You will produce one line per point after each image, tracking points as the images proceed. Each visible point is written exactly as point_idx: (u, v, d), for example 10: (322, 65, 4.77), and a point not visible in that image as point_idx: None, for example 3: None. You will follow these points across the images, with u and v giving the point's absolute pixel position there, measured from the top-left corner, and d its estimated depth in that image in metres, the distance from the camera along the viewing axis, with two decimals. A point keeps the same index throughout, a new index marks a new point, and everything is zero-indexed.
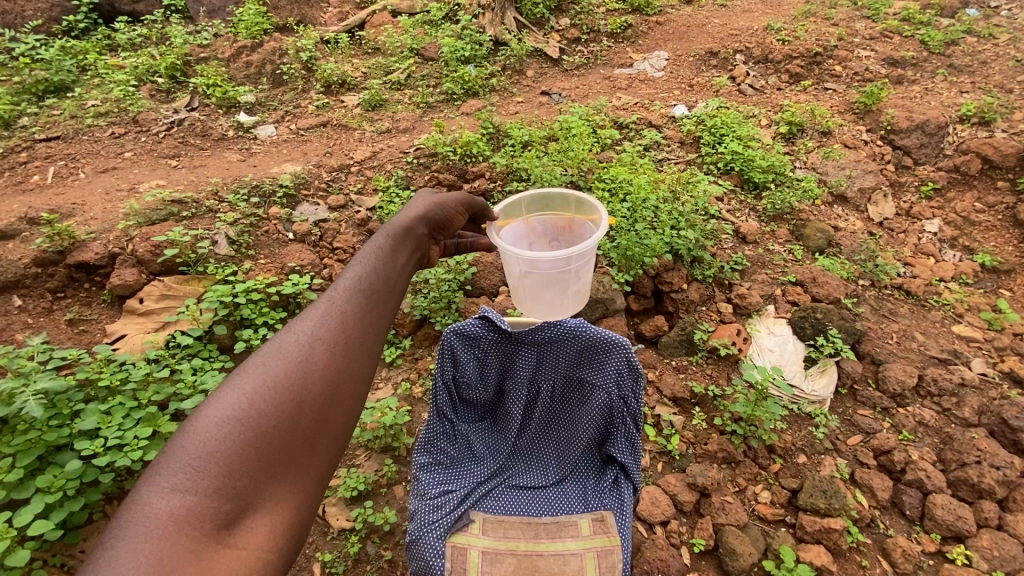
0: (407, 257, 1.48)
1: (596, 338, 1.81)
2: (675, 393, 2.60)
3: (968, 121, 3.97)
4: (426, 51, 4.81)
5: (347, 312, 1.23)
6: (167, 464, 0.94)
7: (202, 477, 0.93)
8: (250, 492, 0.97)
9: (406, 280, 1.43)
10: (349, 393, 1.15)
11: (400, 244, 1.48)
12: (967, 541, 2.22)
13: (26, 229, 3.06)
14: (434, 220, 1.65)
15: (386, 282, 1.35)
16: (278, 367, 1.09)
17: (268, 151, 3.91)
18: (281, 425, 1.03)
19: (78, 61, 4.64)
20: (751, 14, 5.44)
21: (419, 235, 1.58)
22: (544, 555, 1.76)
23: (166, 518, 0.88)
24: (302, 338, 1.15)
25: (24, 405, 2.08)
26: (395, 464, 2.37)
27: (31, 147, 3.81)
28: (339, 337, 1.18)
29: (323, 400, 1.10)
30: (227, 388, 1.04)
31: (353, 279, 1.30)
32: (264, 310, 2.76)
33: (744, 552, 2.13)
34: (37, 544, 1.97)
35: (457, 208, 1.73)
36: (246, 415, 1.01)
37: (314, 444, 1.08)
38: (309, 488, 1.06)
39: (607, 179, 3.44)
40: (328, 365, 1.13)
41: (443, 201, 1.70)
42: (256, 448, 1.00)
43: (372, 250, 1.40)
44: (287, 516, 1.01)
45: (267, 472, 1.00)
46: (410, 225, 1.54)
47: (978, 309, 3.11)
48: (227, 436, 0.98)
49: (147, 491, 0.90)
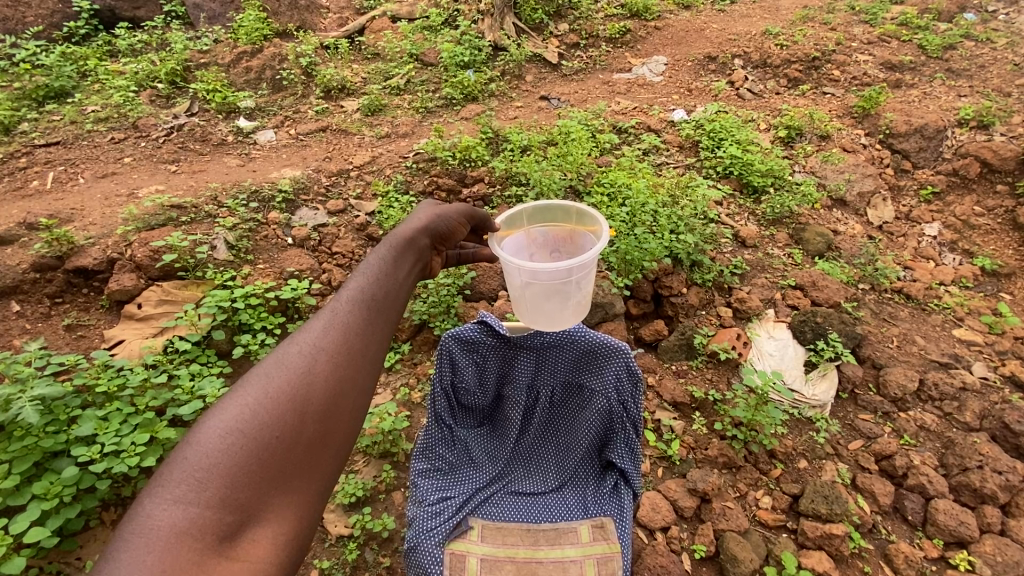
0: (409, 268, 1.48)
1: (596, 342, 1.82)
2: (675, 398, 2.60)
3: (966, 124, 3.98)
4: (426, 56, 4.82)
5: (348, 323, 1.22)
6: (169, 474, 0.94)
7: (204, 489, 0.93)
8: (251, 503, 0.96)
9: (409, 290, 1.42)
10: (350, 404, 1.14)
11: (402, 254, 1.47)
12: (970, 546, 2.20)
13: (25, 235, 3.06)
14: (435, 228, 1.65)
15: (389, 290, 1.34)
16: (282, 378, 1.08)
17: (268, 155, 3.92)
18: (281, 436, 1.03)
19: (78, 67, 4.64)
20: (750, 19, 5.44)
21: (422, 245, 1.57)
22: (542, 562, 1.74)
23: (169, 530, 0.88)
24: (304, 348, 1.14)
25: (20, 411, 2.06)
26: (393, 470, 2.36)
27: (31, 153, 3.81)
28: (341, 347, 1.17)
29: (324, 411, 1.09)
30: (229, 401, 1.03)
31: (355, 290, 1.29)
32: (263, 315, 2.76)
33: (746, 558, 2.11)
34: (33, 552, 1.97)
35: (459, 217, 1.73)
36: (248, 426, 1.00)
37: (316, 454, 1.07)
38: (311, 499, 1.05)
39: (606, 184, 3.43)
40: (331, 375, 1.13)
41: (444, 212, 1.69)
42: (257, 459, 0.99)
43: (375, 261, 1.40)
44: (288, 528, 1.00)
45: (268, 483, 0.99)
46: (412, 235, 1.54)
47: (978, 312, 3.10)
48: (228, 448, 0.97)
49: (151, 502, 0.90)
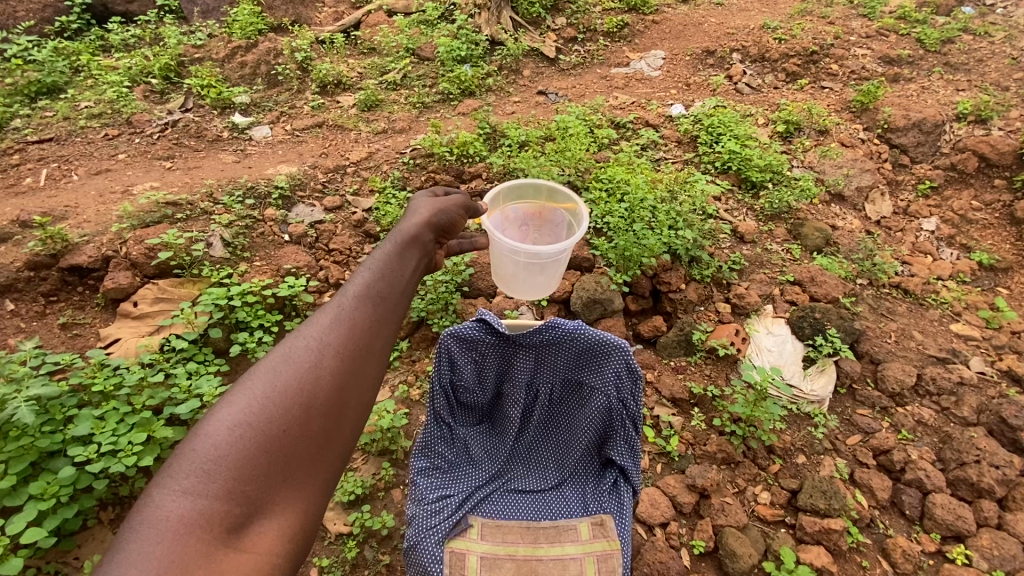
0: (416, 262, 1.47)
1: (595, 340, 1.79)
2: (675, 394, 2.59)
3: (964, 119, 3.96)
4: (422, 51, 4.78)
5: (357, 316, 1.20)
6: (178, 466, 0.94)
7: (212, 481, 0.94)
8: (257, 496, 0.97)
9: (415, 285, 1.41)
10: (357, 398, 1.14)
11: (409, 248, 1.47)
12: (966, 540, 2.22)
13: (19, 233, 3.04)
14: (437, 221, 1.64)
15: (396, 284, 1.33)
16: (289, 371, 1.08)
17: (264, 152, 3.90)
18: (288, 430, 1.02)
19: (70, 63, 4.59)
20: (747, 13, 5.41)
21: (427, 241, 1.56)
22: (543, 560, 1.74)
23: (178, 521, 0.88)
24: (312, 343, 1.13)
25: (16, 411, 2.05)
26: (392, 467, 2.35)
27: (23, 150, 3.77)
28: (349, 341, 1.16)
29: (331, 406, 1.09)
30: (237, 394, 1.03)
31: (362, 283, 1.28)
32: (260, 313, 2.74)
33: (745, 554, 2.12)
34: (30, 551, 1.97)
35: (458, 210, 1.74)
36: (255, 420, 1.00)
37: (322, 450, 1.06)
38: (317, 492, 1.05)
39: (604, 180, 3.40)
40: (338, 370, 1.12)
41: (445, 207, 1.68)
42: (265, 453, 0.99)
43: (383, 254, 1.39)
44: (295, 522, 1.00)
45: (276, 477, 0.99)
46: (416, 232, 1.53)
47: (975, 307, 3.11)
48: (236, 441, 0.98)
49: (161, 493, 0.91)
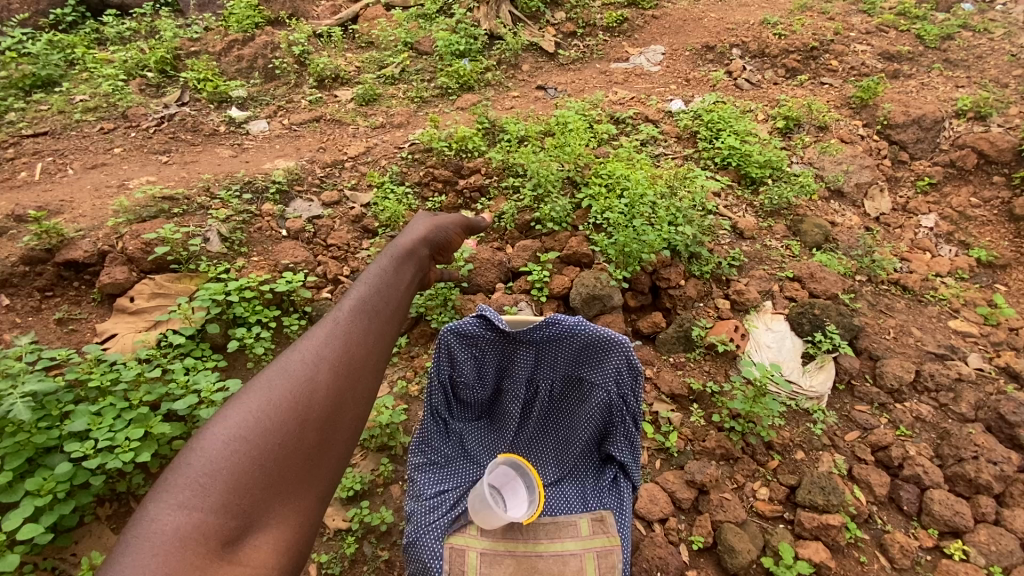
0: (407, 282, 1.57)
1: (596, 337, 1.76)
2: (673, 390, 2.57)
3: (963, 115, 3.96)
4: (420, 45, 4.74)
5: (349, 333, 1.27)
6: (173, 480, 0.95)
7: (208, 494, 0.94)
8: (252, 509, 0.97)
9: (406, 304, 1.50)
10: (349, 413, 1.18)
11: (401, 268, 1.58)
12: (964, 536, 2.22)
13: (14, 227, 3.01)
14: (431, 240, 1.85)
15: (387, 302, 1.42)
16: (285, 386, 1.12)
17: (261, 146, 3.87)
18: (284, 443, 1.05)
19: (65, 56, 4.54)
20: (747, 8, 5.37)
21: (422, 257, 1.74)
22: (543, 556, 1.73)
23: (174, 533, 0.88)
24: (307, 357, 1.18)
25: (11, 407, 2.02)
26: (391, 463, 2.34)
27: (18, 143, 3.74)
28: (342, 357, 1.22)
29: (324, 420, 1.13)
30: (233, 409, 1.06)
31: (353, 303, 1.35)
32: (257, 308, 2.72)
33: (744, 550, 2.11)
34: (26, 548, 1.95)
35: (457, 232, 2.02)
36: (251, 433, 1.03)
37: (316, 464, 1.09)
38: (310, 507, 1.06)
39: (604, 175, 3.37)
40: (332, 385, 1.17)
41: (441, 226, 1.94)
42: (261, 466, 1.01)
43: (373, 276, 1.49)
44: (290, 537, 1.01)
45: (272, 490, 1.01)
46: (411, 248, 1.72)
47: (974, 304, 3.11)
48: (233, 454, 0.99)
49: (156, 508, 0.91)
